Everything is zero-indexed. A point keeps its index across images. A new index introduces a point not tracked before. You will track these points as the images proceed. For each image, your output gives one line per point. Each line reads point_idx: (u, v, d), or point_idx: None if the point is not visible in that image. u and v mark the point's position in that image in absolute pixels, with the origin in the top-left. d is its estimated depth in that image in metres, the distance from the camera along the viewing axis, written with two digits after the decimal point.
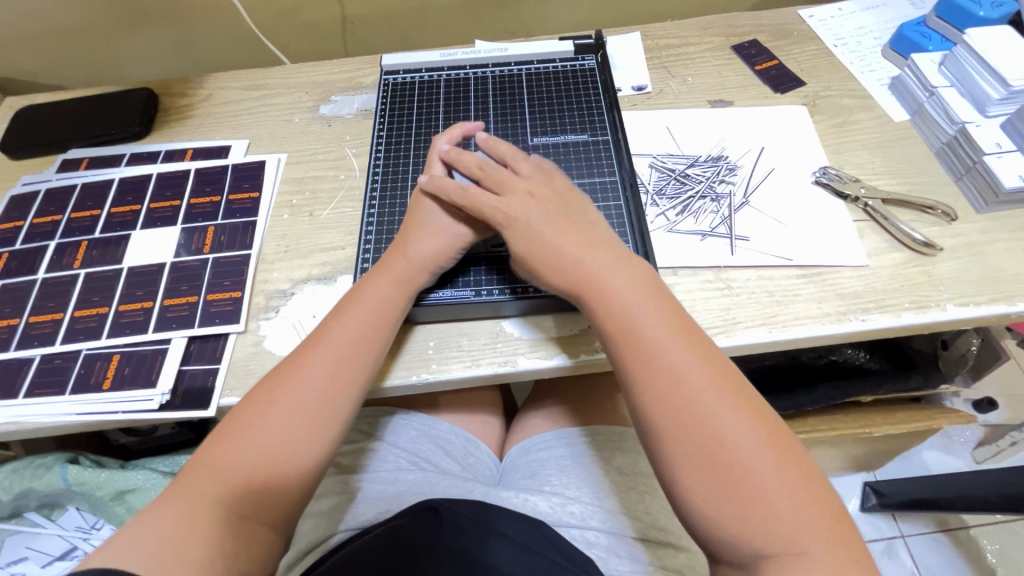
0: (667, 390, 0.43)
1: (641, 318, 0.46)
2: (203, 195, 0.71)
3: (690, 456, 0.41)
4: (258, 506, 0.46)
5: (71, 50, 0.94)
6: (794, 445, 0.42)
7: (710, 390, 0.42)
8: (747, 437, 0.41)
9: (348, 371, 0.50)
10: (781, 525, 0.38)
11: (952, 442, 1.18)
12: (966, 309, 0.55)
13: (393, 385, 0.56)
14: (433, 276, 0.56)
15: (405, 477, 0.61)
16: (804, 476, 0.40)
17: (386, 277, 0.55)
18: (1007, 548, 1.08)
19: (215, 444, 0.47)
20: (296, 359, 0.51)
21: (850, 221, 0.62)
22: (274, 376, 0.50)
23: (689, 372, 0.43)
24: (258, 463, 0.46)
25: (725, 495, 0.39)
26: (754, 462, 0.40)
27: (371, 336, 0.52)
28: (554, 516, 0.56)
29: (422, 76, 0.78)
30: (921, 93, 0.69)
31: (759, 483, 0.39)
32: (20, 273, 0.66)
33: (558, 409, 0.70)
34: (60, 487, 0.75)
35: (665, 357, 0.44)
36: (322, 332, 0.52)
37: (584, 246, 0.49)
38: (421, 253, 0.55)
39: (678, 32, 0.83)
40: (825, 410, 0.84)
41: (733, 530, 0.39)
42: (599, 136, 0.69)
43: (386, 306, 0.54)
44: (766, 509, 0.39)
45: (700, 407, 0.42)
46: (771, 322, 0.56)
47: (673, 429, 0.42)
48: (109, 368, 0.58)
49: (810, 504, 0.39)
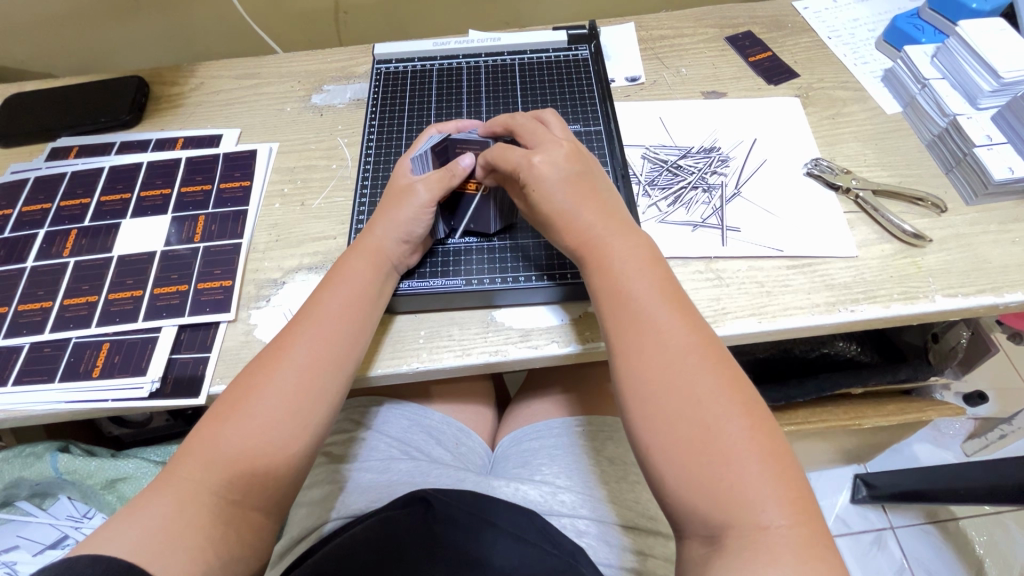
0: (644, 361, 0.43)
1: (630, 287, 0.46)
2: (194, 184, 0.70)
3: (662, 428, 0.41)
4: (244, 492, 0.45)
5: (60, 39, 0.94)
6: (773, 429, 0.41)
7: (687, 358, 0.43)
8: (718, 410, 0.41)
9: (329, 346, 0.51)
10: (743, 499, 0.38)
11: (941, 435, 1.19)
12: (954, 300, 0.55)
13: (382, 374, 0.55)
14: (404, 248, 0.56)
15: (396, 466, 0.61)
16: (777, 455, 0.40)
17: (361, 253, 0.55)
18: (994, 540, 1.09)
19: (197, 429, 0.47)
20: (279, 340, 0.51)
21: (841, 213, 0.62)
22: (257, 360, 0.50)
23: (667, 344, 0.44)
24: (239, 445, 0.46)
25: (687, 465, 0.40)
26: (723, 437, 0.40)
27: (350, 314, 0.52)
28: (545, 504, 0.56)
29: (415, 66, 0.78)
30: (913, 85, 0.69)
31: (724, 457, 0.39)
32: (9, 262, 0.65)
33: (550, 399, 0.71)
34: (51, 476, 0.74)
35: (648, 328, 0.44)
36: (304, 313, 0.52)
37: (589, 214, 0.50)
38: (395, 230, 0.55)
39: (672, 23, 0.83)
40: (815, 402, 0.84)
41: (696, 504, 0.39)
42: (591, 126, 0.69)
43: (362, 285, 0.54)
44: (727, 483, 0.39)
45: (673, 379, 0.42)
46: (760, 313, 0.56)
47: (647, 399, 0.42)
48: (99, 357, 0.58)
49: (777, 479, 0.39)
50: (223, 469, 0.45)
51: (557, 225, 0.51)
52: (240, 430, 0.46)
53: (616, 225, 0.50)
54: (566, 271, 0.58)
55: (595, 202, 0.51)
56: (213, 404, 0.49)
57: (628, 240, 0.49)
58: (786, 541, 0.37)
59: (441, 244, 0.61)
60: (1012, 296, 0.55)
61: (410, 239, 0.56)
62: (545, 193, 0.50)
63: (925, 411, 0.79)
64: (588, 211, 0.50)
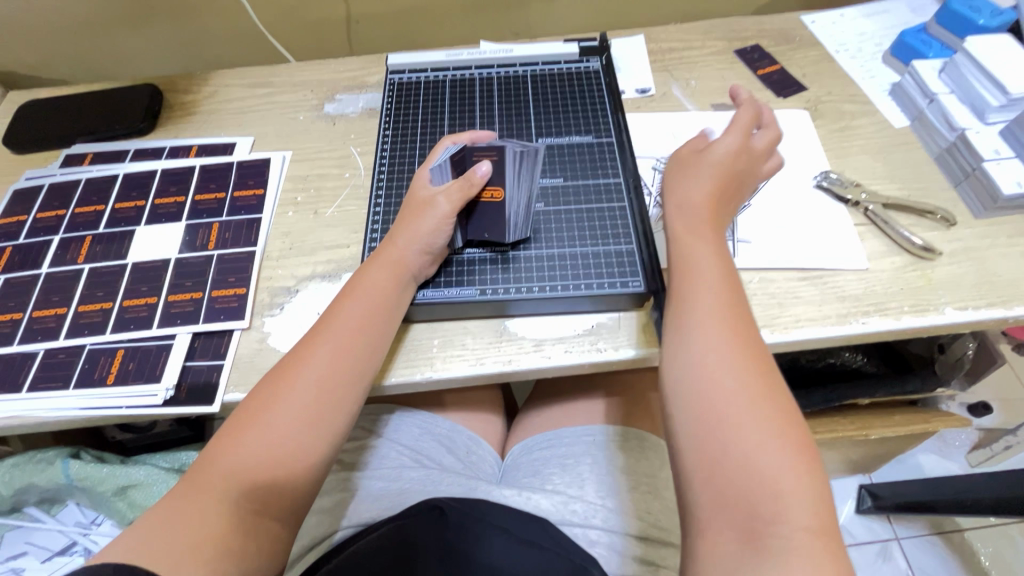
0: (701, 353, 0.44)
1: (699, 278, 0.48)
2: (208, 192, 0.71)
3: (701, 421, 0.42)
4: (262, 502, 0.45)
5: (74, 45, 0.94)
6: (801, 432, 0.42)
7: (734, 357, 0.44)
8: (754, 410, 0.41)
9: (357, 353, 0.51)
10: (771, 500, 0.38)
11: (946, 445, 1.19)
12: (964, 313, 0.56)
13: (395, 383, 0.56)
14: (426, 259, 0.57)
15: (408, 475, 0.61)
16: (803, 458, 0.40)
17: (384, 263, 0.55)
18: (1000, 551, 1.09)
19: (216, 439, 0.47)
20: (300, 348, 0.51)
21: (851, 225, 0.63)
22: (277, 369, 0.50)
23: (711, 340, 0.44)
24: (262, 454, 0.46)
25: (719, 461, 0.40)
26: (757, 436, 0.40)
27: (374, 323, 0.53)
28: (557, 514, 0.57)
29: (428, 76, 0.78)
30: (920, 100, 0.70)
31: (755, 459, 0.40)
32: (24, 267, 0.66)
33: (560, 408, 0.71)
34: (61, 482, 0.74)
35: (709, 321, 0.45)
36: (326, 321, 0.53)
37: (690, 210, 0.51)
38: (414, 240, 0.56)
39: (681, 36, 0.83)
40: (822, 412, 0.85)
41: (724, 506, 0.39)
42: (604, 138, 0.70)
43: (385, 293, 0.54)
44: (758, 484, 0.39)
45: (718, 375, 0.43)
46: (772, 324, 0.56)
47: (695, 392, 0.43)
48: (113, 363, 0.58)
49: (804, 481, 0.39)
50: (244, 477, 0.45)
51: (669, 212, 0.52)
52: (269, 434, 0.47)
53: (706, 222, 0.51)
54: (579, 282, 0.59)
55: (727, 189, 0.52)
56: (232, 414, 0.50)
57: (710, 234, 0.50)
58: (813, 546, 0.37)
59: (456, 254, 0.61)
60: (1021, 309, 0.56)
61: (431, 250, 0.57)
62: (700, 172, 0.52)
63: (932, 422, 0.80)
64: (692, 206, 0.51)
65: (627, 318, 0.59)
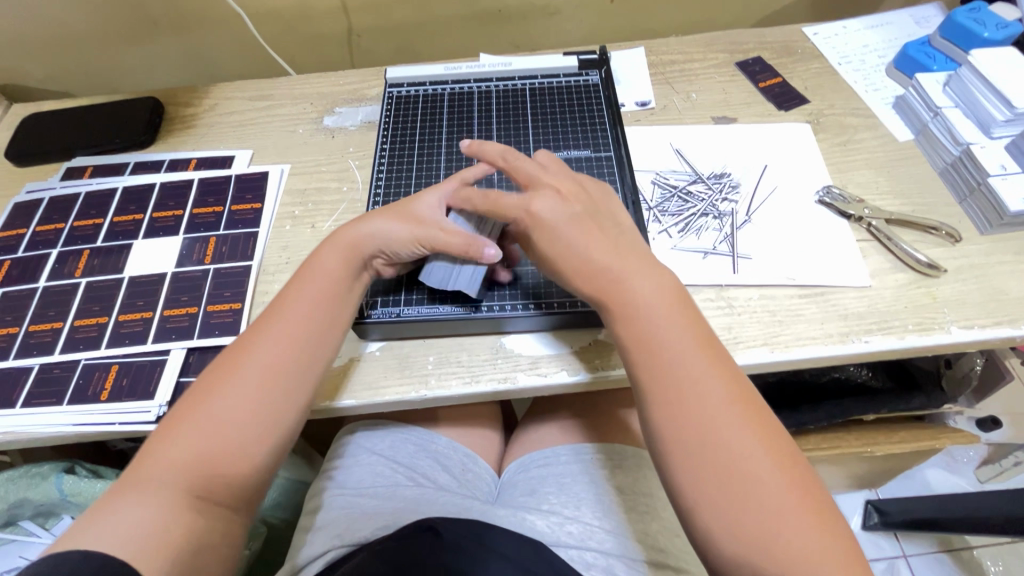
0: (679, 406, 0.43)
1: (655, 329, 0.46)
2: (206, 206, 0.71)
3: (686, 461, 0.41)
4: (214, 493, 0.44)
5: (77, 59, 0.95)
6: (804, 468, 0.41)
7: (719, 404, 0.42)
8: (755, 454, 0.40)
9: (304, 338, 0.50)
10: (788, 546, 0.38)
11: (954, 461, 1.17)
12: (970, 332, 0.55)
13: (343, 405, 0.55)
14: (381, 258, 0.55)
15: (403, 493, 0.60)
16: (811, 496, 0.40)
17: (340, 254, 0.54)
18: (1010, 569, 1.07)
19: (152, 438, 0.45)
20: (236, 353, 0.49)
21: (853, 241, 0.62)
22: (213, 370, 0.48)
23: (690, 387, 0.43)
24: (234, 474, 0.45)
25: (728, 506, 0.39)
26: (764, 479, 0.39)
27: (325, 327, 0.52)
28: (552, 536, 0.55)
29: (427, 89, 0.78)
30: (924, 113, 0.69)
31: (767, 503, 0.39)
32: (22, 281, 0.66)
33: (559, 425, 0.70)
34: (55, 498, 0.74)
35: (678, 372, 0.44)
36: (267, 327, 0.50)
37: (613, 249, 0.49)
38: (377, 230, 0.54)
39: (683, 48, 0.83)
40: (825, 427, 0.84)
41: (742, 550, 0.38)
42: (602, 152, 0.69)
43: (335, 291, 0.53)
44: (772, 529, 0.38)
45: (710, 423, 0.42)
46: (773, 343, 0.55)
47: (686, 442, 0.42)
48: (107, 379, 0.58)
49: (818, 525, 0.38)
50: (196, 473, 0.43)
51: (569, 265, 0.49)
52: (209, 424, 0.45)
53: (635, 259, 0.49)
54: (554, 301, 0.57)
55: (608, 235, 0.50)
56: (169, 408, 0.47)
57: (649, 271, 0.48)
58: None
59: None
60: None
61: (390, 254, 0.55)
62: (552, 244, 0.50)
63: (939, 439, 0.78)
64: (602, 246, 0.49)
65: None
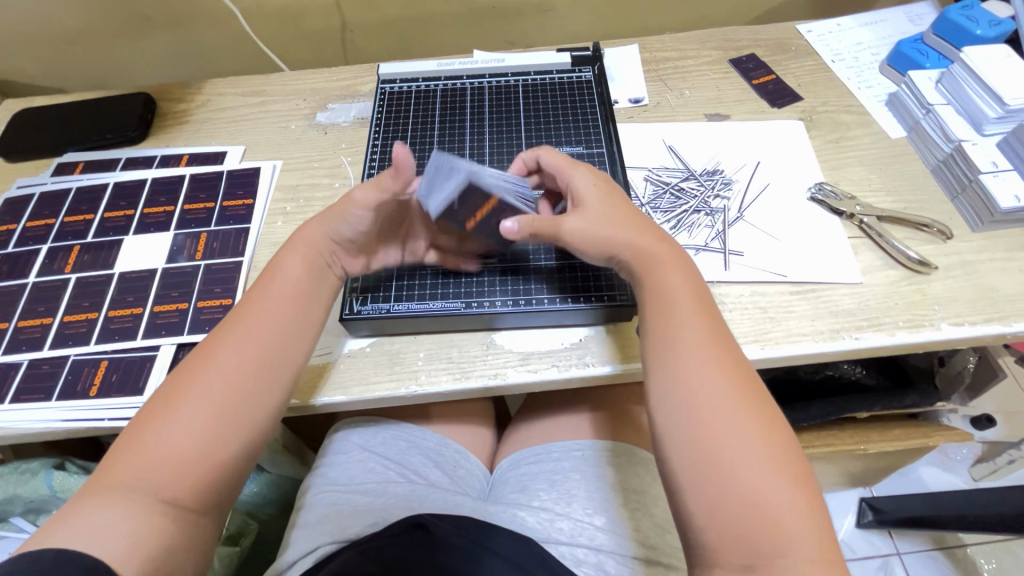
0: (684, 378, 0.44)
1: (671, 302, 0.48)
2: (197, 202, 0.71)
3: (683, 430, 0.42)
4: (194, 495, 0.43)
5: (70, 54, 0.95)
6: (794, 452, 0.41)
7: (721, 378, 0.43)
8: (749, 428, 0.41)
9: (278, 325, 0.50)
10: (777, 521, 0.37)
11: (948, 459, 1.17)
12: (960, 329, 0.55)
13: (321, 403, 0.55)
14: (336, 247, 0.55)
15: (393, 489, 0.60)
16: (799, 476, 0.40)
17: (297, 248, 0.54)
18: (1003, 567, 1.08)
19: (125, 437, 0.44)
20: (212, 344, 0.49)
21: (845, 238, 0.62)
22: (189, 363, 0.48)
23: (695, 360, 0.44)
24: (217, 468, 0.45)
25: (723, 477, 0.39)
26: (756, 453, 0.40)
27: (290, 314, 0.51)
28: (543, 532, 0.55)
29: (419, 86, 0.78)
30: (917, 110, 0.69)
31: (756, 477, 0.39)
32: (11, 277, 0.66)
33: (550, 422, 0.70)
34: (45, 494, 0.74)
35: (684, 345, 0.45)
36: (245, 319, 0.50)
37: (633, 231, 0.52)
38: (327, 219, 0.54)
39: (677, 45, 0.83)
40: (818, 424, 0.84)
41: (729, 523, 0.38)
42: (594, 148, 0.69)
43: (295, 280, 0.53)
44: (763, 504, 0.38)
45: (710, 396, 0.42)
46: (764, 339, 0.55)
47: (687, 412, 0.42)
48: (96, 375, 0.58)
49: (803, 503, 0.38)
50: (173, 468, 0.43)
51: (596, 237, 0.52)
52: (197, 408, 0.45)
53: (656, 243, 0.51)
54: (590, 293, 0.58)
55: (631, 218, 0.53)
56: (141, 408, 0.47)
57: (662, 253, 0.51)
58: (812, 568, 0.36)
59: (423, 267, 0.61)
60: (1019, 325, 0.54)
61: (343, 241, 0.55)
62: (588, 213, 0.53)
63: (932, 436, 0.78)
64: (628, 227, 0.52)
65: (618, 331, 0.58)
